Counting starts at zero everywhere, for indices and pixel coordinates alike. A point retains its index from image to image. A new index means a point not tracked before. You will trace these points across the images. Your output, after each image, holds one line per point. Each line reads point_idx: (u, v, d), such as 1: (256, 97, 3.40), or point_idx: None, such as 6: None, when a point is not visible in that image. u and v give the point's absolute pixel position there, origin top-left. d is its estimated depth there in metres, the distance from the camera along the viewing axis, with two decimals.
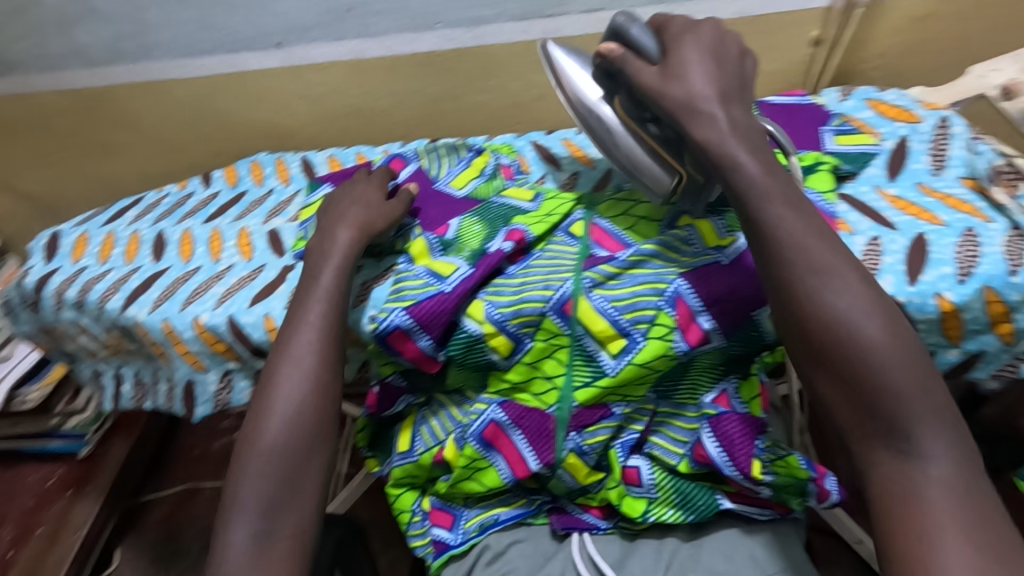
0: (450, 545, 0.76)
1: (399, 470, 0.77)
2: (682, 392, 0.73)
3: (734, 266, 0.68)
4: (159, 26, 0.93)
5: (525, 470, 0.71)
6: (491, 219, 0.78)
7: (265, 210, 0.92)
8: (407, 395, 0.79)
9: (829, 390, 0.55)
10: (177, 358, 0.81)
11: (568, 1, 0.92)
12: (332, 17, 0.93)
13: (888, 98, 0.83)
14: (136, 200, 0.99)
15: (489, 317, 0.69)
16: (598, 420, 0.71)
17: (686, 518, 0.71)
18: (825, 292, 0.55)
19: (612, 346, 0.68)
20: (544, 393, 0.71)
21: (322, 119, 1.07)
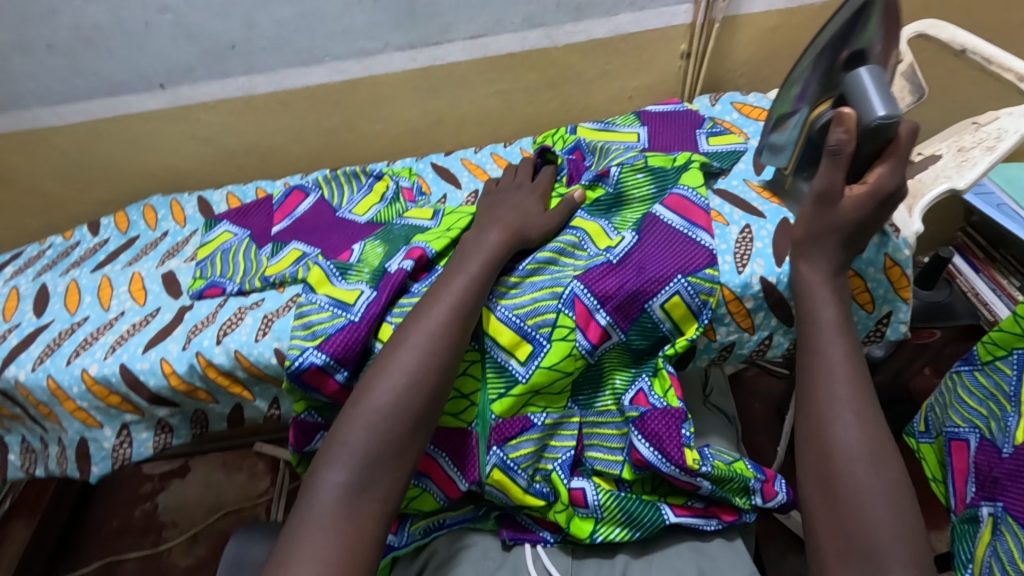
0: (394, 548, 0.68)
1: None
2: (606, 398, 0.70)
3: (623, 262, 0.67)
4: (25, 73, 0.85)
5: (456, 491, 0.67)
6: (393, 239, 0.75)
7: (159, 253, 0.83)
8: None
9: (817, 508, 0.53)
10: (66, 419, 0.71)
11: (453, 29, 0.89)
12: (214, 55, 0.86)
13: (750, 101, 0.91)
14: (16, 254, 0.88)
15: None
16: (519, 433, 0.66)
17: (633, 536, 0.66)
18: (839, 419, 0.55)
19: (519, 353, 0.65)
20: (461, 411, 0.67)
21: (217, 159, 0.99)
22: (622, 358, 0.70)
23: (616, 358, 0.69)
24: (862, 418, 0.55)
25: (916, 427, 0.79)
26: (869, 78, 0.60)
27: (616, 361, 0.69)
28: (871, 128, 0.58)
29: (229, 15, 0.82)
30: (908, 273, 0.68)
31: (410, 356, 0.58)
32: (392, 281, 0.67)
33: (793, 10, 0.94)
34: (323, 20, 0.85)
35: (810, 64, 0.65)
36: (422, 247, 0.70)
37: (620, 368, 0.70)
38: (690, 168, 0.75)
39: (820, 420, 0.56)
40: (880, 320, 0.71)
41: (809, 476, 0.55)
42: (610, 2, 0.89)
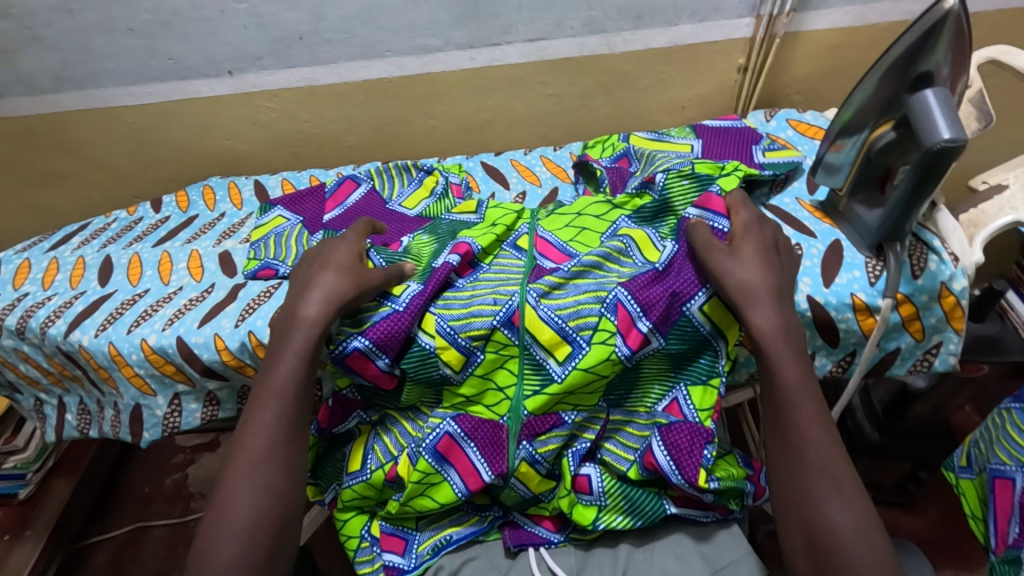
0: (405, 570, 0.67)
1: (348, 492, 0.69)
2: (636, 399, 0.70)
3: (668, 271, 0.66)
4: (106, 54, 0.89)
5: (479, 481, 0.65)
6: (441, 236, 0.76)
7: (216, 233, 0.87)
8: (360, 411, 0.72)
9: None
10: (123, 383, 0.75)
11: (512, 30, 0.90)
12: (282, 45, 0.89)
13: (807, 118, 0.89)
14: (83, 225, 0.92)
15: (439, 330, 0.66)
16: (549, 429, 0.67)
17: (635, 524, 0.66)
18: (820, 498, 0.54)
19: (558, 353, 0.65)
20: (496, 405, 0.68)
21: (274, 145, 1.02)
22: (660, 365, 0.68)
23: (657, 366, 0.68)
24: (849, 498, 0.54)
25: (955, 461, 0.77)
26: (935, 98, 0.57)
27: (654, 369, 0.68)
28: (934, 151, 0.56)
29: (300, 7, 0.85)
30: (963, 305, 0.66)
31: (252, 489, 0.57)
32: (439, 275, 0.68)
33: (858, 28, 0.92)
34: (387, 17, 0.87)
35: (875, 83, 0.64)
36: (469, 245, 0.71)
37: (659, 376, 0.69)
38: (733, 176, 0.73)
39: (804, 509, 0.54)
40: (928, 350, 0.70)
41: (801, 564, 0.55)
42: (671, 11, 0.89)
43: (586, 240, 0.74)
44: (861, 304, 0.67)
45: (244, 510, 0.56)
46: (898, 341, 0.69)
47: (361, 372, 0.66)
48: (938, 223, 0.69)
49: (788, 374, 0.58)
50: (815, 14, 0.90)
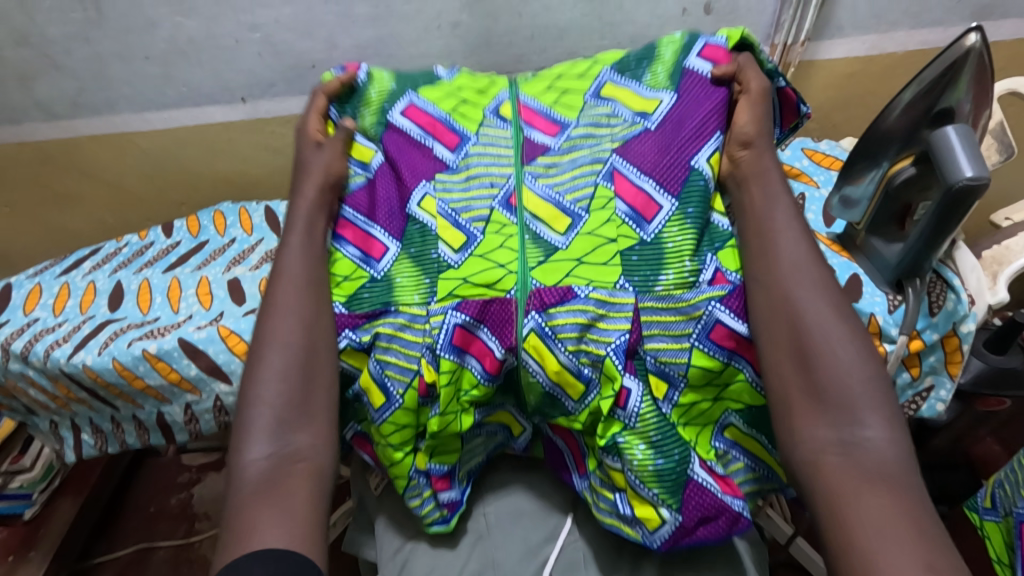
0: (461, 501, 0.70)
1: (385, 426, 0.64)
2: (669, 280, 0.62)
3: (661, 125, 0.67)
4: (122, 80, 0.90)
5: (494, 363, 0.62)
6: (404, 79, 0.78)
7: (226, 259, 0.86)
8: (349, 331, 0.65)
9: (790, 379, 0.55)
10: (140, 396, 0.76)
11: (525, 59, 0.90)
12: (296, 73, 0.90)
13: (822, 148, 0.87)
14: (95, 249, 0.92)
15: (440, 211, 0.67)
16: (561, 301, 0.61)
17: (654, 463, 0.60)
18: (801, 294, 0.57)
19: (558, 225, 0.64)
20: (501, 280, 0.62)
21: (286, 170, 1.03)
22: (686, 235, 0.63)
23: (682, 237, 0.63)
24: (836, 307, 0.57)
25: (979, 501, 0.75)
26: (956, 135, 0.56)
27: (678, 242, 0.63)
28: (955, 190, 0.55)
29: (314, 35, 0.86)
30: (965, 348, 0.65)
31: (289, 319, 0.63)
32: (399, 141, 0.74)
33: (874, 57, 0.91)
34: (400, 45, 0.87)
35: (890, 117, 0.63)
36: (431, 113, 0.75)
37: (686, 249, 0.63)
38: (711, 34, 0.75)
39: (788, 304, 0.57)
40: (918, 392, 0.68)
41: (789, 376, 0.55)
42: None
43: (569, 104, 0.75)
44: (875, 328, 0.64)
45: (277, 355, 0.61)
46: (897, 379, 0.67)
47: (349, 240, 0.70)
48: (957, 260, 0.67)
49: (777, 210, 0.62)
50: (830, 44, 0.90)
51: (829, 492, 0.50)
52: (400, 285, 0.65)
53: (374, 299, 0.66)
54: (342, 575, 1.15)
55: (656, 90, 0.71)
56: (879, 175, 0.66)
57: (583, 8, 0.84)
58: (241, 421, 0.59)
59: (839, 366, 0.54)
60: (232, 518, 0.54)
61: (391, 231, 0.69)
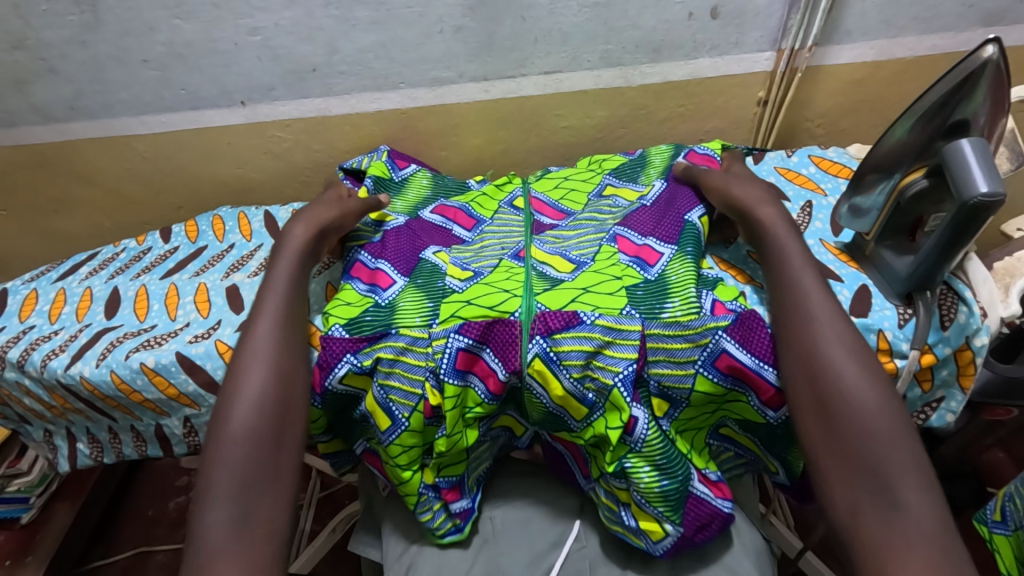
0: (472, 509, 0.71)
1: (392, 447, 0.64)
2: (675, 308, 0.61)
3: (656, 206, 0.74)
4: (120, 84, 0.88)
5: (499, 384, 0.62)
6: (439, 187, 0.88)
7: (225, 266, 0.85)
8: (350, 356, 0.64)
9: (817, 439, 0.53)
10: (138, 408, 0.76)
11: (528, 63, 0.89)
12: (296, 77, 0.88)
13: (829, 155, 0.86)
14: (92, 254, 0.91)
15: (454, 262, 0.71)
16: (567, 327, 0.60)
17: (660, 484, 0.60)
18: (822, 346, 0.55)
19: (563, 266, 0.68)
20: (503, 302, 0.62)
21: (286, 175, 1.01)
22: (687, 268, 0.65)
23: (684, 271, 0.65)
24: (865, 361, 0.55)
25: (989, 514, 0.73)
26: (971, 149, 0.55)
27: (682, 275, 0.64)
28: (970, 205, 0.54)
29: (314, 40, 0.84)
30: (978, 361, 0.64)
31: (261, 375, 0.60)
32: (425, 225, 0.79)
33: (881, 63, 0.90)
34: (402, 50, 0.86)
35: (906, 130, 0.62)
36: (454, 206, 0.83)
37: (689, 278, 0.64)
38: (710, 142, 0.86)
39: (810, 358, 0.55)
40: (928, 402, 0.68)
41: (813, 430, 0.53)
42: (689, 46, 0.87)
43: (574, 209, 0.80)
44: (885, 344, 0.63)
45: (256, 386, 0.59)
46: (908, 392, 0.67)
47: (359, 278, 0.71)
48: (968, 272, 0.65)
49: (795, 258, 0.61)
50: (837, 49, 0.88)
51: (867, 554, 0.47)
52: (403, 309, 0.66)
53: (374, 322, 0.65)
54: None
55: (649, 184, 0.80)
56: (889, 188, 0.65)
57: (587, 13, 0.83)
58: (205, 479, 0.55)
59: (865, 423, 0.51)
60: None
61: (402, 270, 0.72)
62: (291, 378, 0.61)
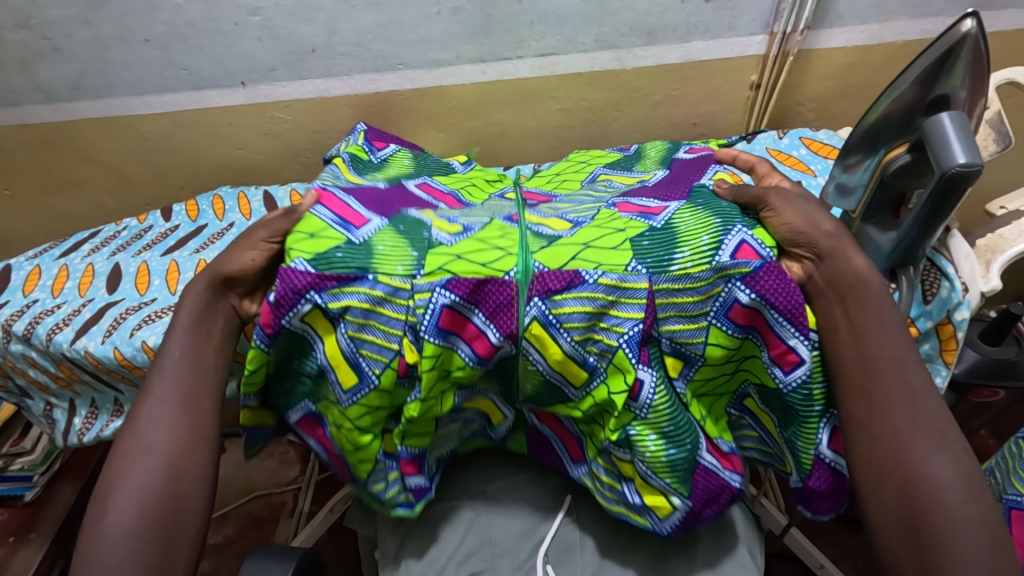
0: (428, 489, 0.68)
1: (352, 409, 0.62)
2: (684, 259, 0.59)
3: (659, 182, 0.73)
4: (122, 64, 0.90)
5: (488, 347, 0.59)
6: (422, 167, 0.85)
7: (225, 243, 0.87)
8: (315, 292, 0.59)
9: (897, 552, 0.49)
10: (140, 383, 0.77)
11: (524, 45, 0.90)
12: (295, 57, 0.90)
13: (820, 137, 0.87)
14: (94, 232, 0.93)
15: (439, 216, 0.69)
16: (565, 288, 0.58)
17: (667, 452, 0.59)
18: (920, 450, 0.51)
19: (557, 224, 0.66)
20: (495, 261, 0.60)
21: (286, 156, 1.03)
22: (697, 218, 0.62)
23: (695, 221, 0.61)
24: (967, 477, 0.50)
25: None
26: (951, 122, 0.56)
27: (690, 224, 0.61)
28: (949, 176, 0.55)
29: (313, 20, 0.86)
30: (960, 336, 0.65)
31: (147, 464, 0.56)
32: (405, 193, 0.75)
33: (873, 47, 0.91)
34: (400, 31, 0.87)
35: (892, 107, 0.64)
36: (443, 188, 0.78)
37: (705, 227, 0.60)
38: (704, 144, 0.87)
39: (904, 465, 0.50)
40: None
41: (896, 548, 0.50)
42: (683, 29, 0.89)
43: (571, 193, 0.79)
44: None
45: (139, 475, 0.55)
46: None
47: (327, 207, 0.67)
48: (950, 248, 0.67)
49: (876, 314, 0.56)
50: (829, 33, 0.90)
51: None
52: (382, 253, 0.62)
53: (348, 260, 0.60)
54: (343, 558, 1.17)
55: (648, 171, 0.80)
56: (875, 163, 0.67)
57: None
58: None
59: (963, 552, 0.47)
60: None
61: (379, 212, 0.68)
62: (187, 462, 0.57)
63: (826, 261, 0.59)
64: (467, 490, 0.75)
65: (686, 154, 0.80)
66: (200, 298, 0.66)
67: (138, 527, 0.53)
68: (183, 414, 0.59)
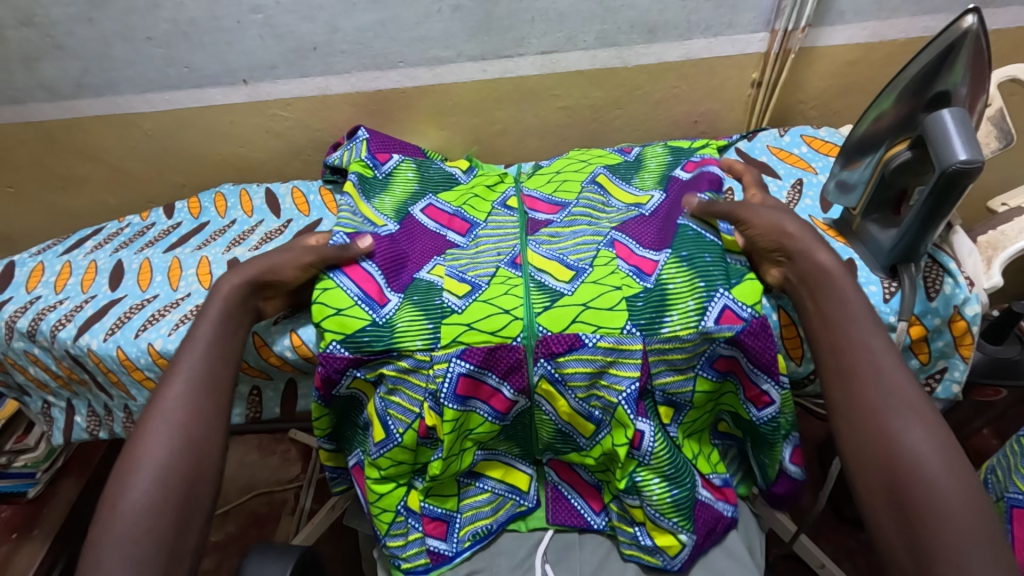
0: (448, 557, 0.68)
1: (381, 460, 0.65)
2: (674, 322, 0.60)
3: (654, 214, 0.73)
4: (125, 61, 0.90)
5: (504, 402, 0.64)
6: (427, 180, 0.85)
7: (226, 240, 0.87)
8: (354, 369, 0.65)
9: (887, 526, 0.50)
10: (134, 387, 0.77)
11: (525, 43, 0.90)
12: (297, 55, 0.90)
13: (821, 135, 0.87)
14: (97, 229, 0.93)
15: (448, 273, 0.68)
16: (568, 350, 0.61)
17: (671, 493, 0.62)
18: (897, 421, 0.52)
19: (563, 275, 0.65)
20: (502, 326, 0.61)
21: (287, 154, 1.03)
22: (685, 276, 0.63)
23: (683, 281, 0.62)
24: (945, 446, 0.50)
25: None
26: (951, 118, 0.56)
27: (678, 285, 0.62)
28: (949, 172, 0.55)
29: (314, 18, 0.86)
30: (974, 331, 0.65)
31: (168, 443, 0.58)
32: (414, 228, 0.77)
33: (874, 44, 0.91)
34: (401, 28, 0.87)
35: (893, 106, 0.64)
36: (448, 211, 0.79)
37: (690, 291, 0.61)
38: (703, 143, 0.87)
39: (883, 440, 0.51)
40: (931, 374, 0.69)
41: (885, 523, 0.50)
42: (685, 26, 0.89)
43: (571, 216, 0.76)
44: None
45: (163, 452, 0.57)
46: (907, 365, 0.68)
47: (347, 274, 0.69)
48: (953, 245, 0.67)
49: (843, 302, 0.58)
50: (831, 30, 0.90)
51: None
52: (401, 329, 0.63)
53: (374, 342, 0.63)
54: (344, 556, 1.17)
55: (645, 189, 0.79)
56: (875, 163, 0.66)
57: None
58: (93, 560, 0.52)
59: (948, 517, 0.47)
60: None
61: (394, 287, 0.68)
62: (205, 444, 0.60)
63: (795, 261, 0.62)
64: None
65: (681, 173, 0.80)
66: (229, 298, 0.68)
67: (159, 503, 0.55)
68: (207, 398, 0.62)
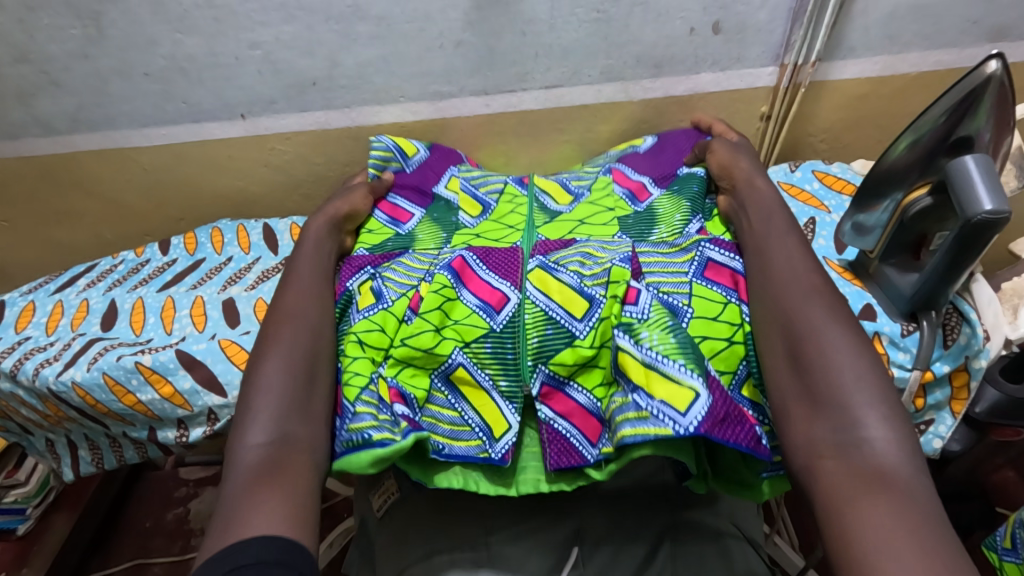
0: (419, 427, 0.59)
1: (361, 323, 0.64)
2: (661, 232, 0.72)
3: (647, 149, 0.86)
4: (121, 97, 0.89)
5: (500, 297, 0.64)
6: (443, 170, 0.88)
7: (222, 279, 0.85)
8: (370, 267, 0.70)
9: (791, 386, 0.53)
10: (130, 414, 0.74)
11: (530, 78, 0.88)
12: (296, 90, 0.88)
13: (834, 170, 0.85)
14: (91, 265, 0.91)
15: (463, 189, 0.82)
16: (565, 247, 0.70)
17: (674, 338, 0.58)
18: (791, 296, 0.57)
19: (562, 200, 0.81)
20: (508, 235, 0.74)
21: (286, 187, 1.01)
22: (675, 204, 0.74)
23: (671, 204, 0.74)
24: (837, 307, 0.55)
25: (998, 541, 0.71)
26: (975, 166, 0.54)
27: (666, 206, 0.74)
28: (974, 223, 0.53)
29: (314, 53, 0.84)
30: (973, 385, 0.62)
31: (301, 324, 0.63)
32: (443, 156, 0.89)
33: (885, 78, 0.89)
34: (402, 63, 0.86)
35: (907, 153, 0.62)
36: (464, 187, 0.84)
37: (677, 209, 0.73)
38: None
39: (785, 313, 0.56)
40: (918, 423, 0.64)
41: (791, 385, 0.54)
42: (692, 60, 0.87)
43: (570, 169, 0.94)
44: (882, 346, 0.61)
45: (291, 337, 0.62)
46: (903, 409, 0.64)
47: (379, 208, 0.81)
48: (973, 293, 0.63)
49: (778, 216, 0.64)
50: (841, 65, 0.88)
51: (827, 494, 0.47)
52: (422, 238, 0.77)
53: (396, 246, 0.76)
54: None
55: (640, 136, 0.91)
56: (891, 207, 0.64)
57: (587, 28, 0.83)
58: (246, 408, 0.58)
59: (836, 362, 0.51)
60: (227, 511, 0.50)
61: (418, 204, 0.82)
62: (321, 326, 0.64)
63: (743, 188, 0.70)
64: (469, 539, 0.69)
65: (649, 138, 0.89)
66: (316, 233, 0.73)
67: (292, 369, 0.60)
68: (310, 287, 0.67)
